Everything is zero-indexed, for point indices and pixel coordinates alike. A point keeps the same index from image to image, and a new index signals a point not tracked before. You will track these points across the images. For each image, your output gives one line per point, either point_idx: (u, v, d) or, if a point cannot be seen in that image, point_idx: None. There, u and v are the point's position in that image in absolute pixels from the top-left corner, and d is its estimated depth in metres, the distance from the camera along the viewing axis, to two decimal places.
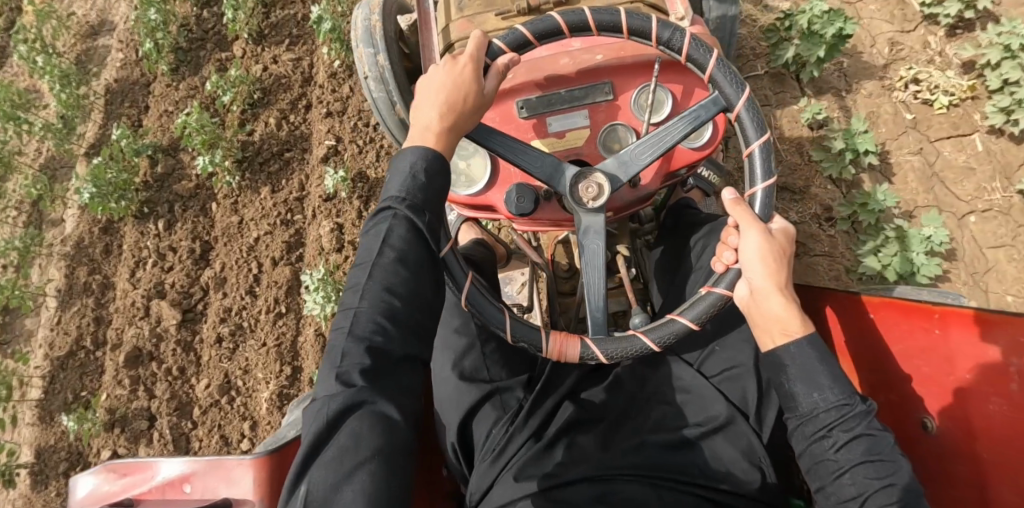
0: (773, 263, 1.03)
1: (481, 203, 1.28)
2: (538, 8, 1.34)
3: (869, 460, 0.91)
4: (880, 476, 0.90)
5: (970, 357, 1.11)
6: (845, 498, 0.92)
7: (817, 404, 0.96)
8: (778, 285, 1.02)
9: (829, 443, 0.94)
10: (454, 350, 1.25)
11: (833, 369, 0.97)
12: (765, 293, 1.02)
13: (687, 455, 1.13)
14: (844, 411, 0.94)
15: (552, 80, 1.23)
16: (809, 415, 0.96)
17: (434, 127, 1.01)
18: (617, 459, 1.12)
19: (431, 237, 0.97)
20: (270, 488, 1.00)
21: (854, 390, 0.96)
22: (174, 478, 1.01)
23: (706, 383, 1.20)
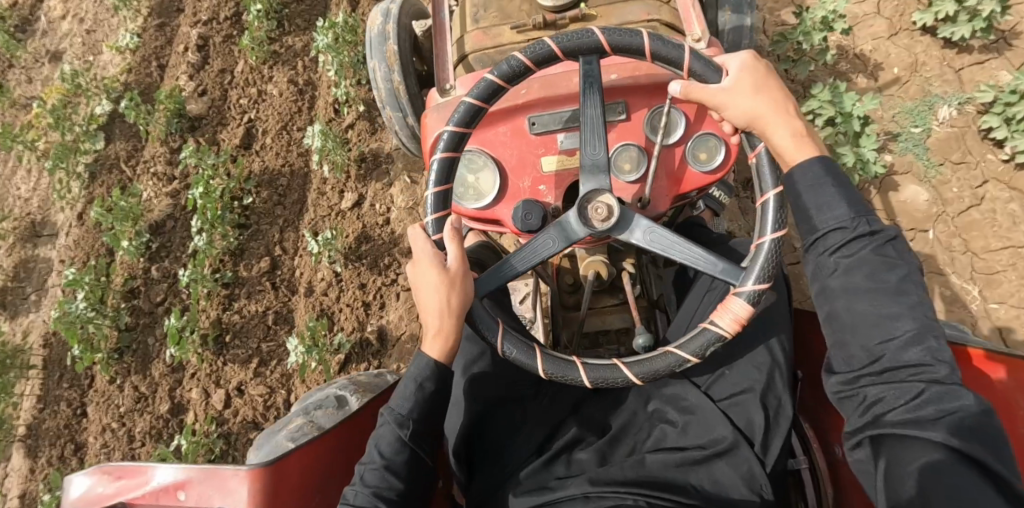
0: (757, 93, 1.06)
1: (488, 217, 1.27)
2: (553, 23, 1.33)
3: (872, 289, 0.90)
4: (887, 323, 0.88)
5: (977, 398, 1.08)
6: (846, 333, 0.92)
7: (822, 227, 0.95)
8: (767, 106, 1.04)
9: (832, 270, 0.93)
10: (465, 355, 1.24)
11: (845, 191, 0.95)
12: (761, 120, 1.04)
13: (686, 475, 1.11)
14: (847, 234, 0.92)
15: (564, 98, 1.23)
16: (815, 235, 0.96)
17: (433, 335, 1.11)
18: (614, 474, 1.11)
19: (419, 445, 1.09)
20: (264, 501, 0.99)
21: (863, 213, 0.93)
22: (169, 484, 1.01)
23: (711, 405, 1.16)
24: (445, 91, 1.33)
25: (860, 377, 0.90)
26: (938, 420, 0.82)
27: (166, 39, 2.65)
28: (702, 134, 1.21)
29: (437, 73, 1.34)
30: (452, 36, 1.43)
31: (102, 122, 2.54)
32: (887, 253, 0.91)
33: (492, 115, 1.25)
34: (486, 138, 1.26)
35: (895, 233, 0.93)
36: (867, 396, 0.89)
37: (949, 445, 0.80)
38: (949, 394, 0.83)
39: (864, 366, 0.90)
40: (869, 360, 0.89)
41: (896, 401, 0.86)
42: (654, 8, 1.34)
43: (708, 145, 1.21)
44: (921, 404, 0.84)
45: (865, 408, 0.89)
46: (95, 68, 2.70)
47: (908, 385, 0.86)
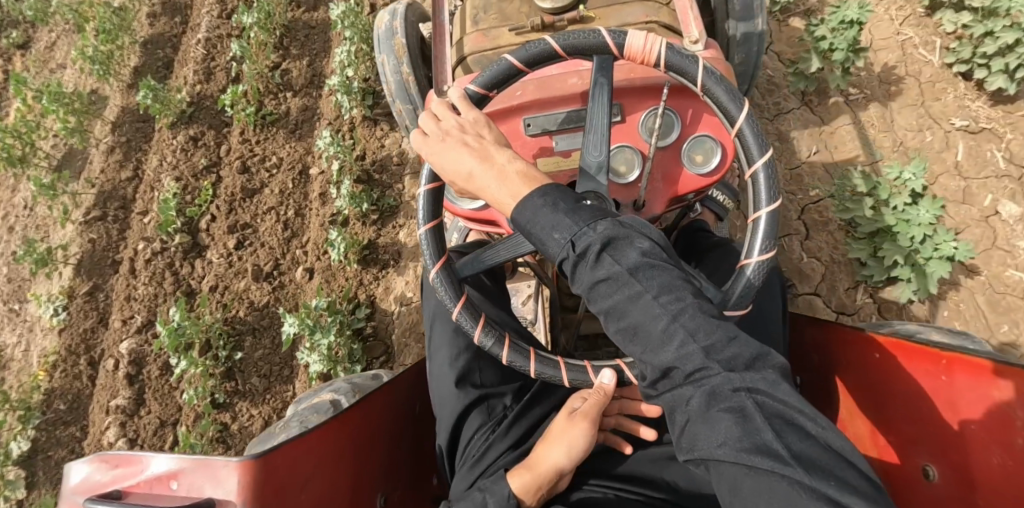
0: (438, 144, 1.03)
1: (483, 217, 1.28)
2: (551, 25, 1.34)
3: (626, 303, 0.85)
4: (656, 333, 0.83)
5: (976, 407, 1.07)
6: (633, 351, 0.86)
7: (553, 250, 0.89)
8: (465, 144, 1.01)
9: (589, 294, 0.87)
10: (451, 348, 1.24)
11: (560, 209, 0.89)
12: (470, 169, 1.00)
13: (664, 473, 1.14)
14: (574, 255, 0.87)
15: (560, 100, 1.24)
16: (552, 264, 0.91)
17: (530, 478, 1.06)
18: (594, 469, 1.15)
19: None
20: (254, 492, 1.02)
21: (578, 221, 0.88)
22: (162, 474, 1.04)
23: None
24: (442, 93, 1.35)
25: (659, 391, 0.84)
26: (731, 425, 0.76)
27: (98, 315, 2.32)
28: (697, 136, 1.20)
29: (435, 76, 1.38)
30: (452, 42, 1.44)
31: (35, 416, 2.20)
32: (609, 272, 0.85)
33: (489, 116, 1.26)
34: None
35: (602, 237, 0.86)
36: (669, 411, 0.83)
37: (741, 456, 0.75)
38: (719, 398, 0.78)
39: (660, 378, 0.83)
40: (658, 382, 0.84)
41: (683, 414, 0.81)
42: (654, 9, 1.34)
43: (704, 147, 1.20)
44: (715, 407, 0.78)
45: (672, 427, 0.83)
46: (25, 312, 2.43)
47: (698, 388, 0.79)
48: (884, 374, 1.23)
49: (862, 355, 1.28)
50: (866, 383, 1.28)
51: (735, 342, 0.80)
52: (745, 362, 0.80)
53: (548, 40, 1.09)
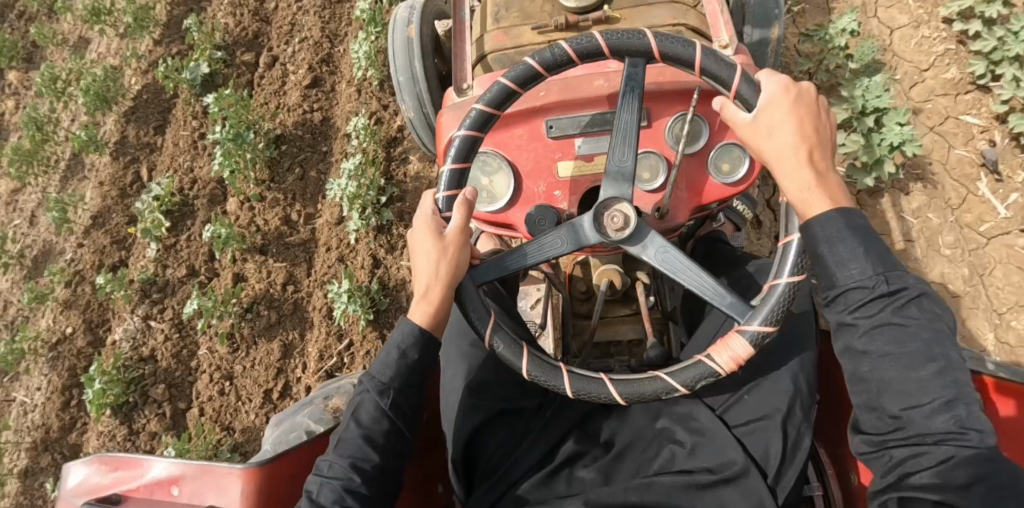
0: (786, 128, 0.95)
1: (500, 220, 1.24)
2: (576, 25, 1.30)
3: (899, 351, 0.83)
4: (898, 356, 0.83)
5: (1015, 438, 1.00)
6: (900, 389, 0.82)
7: (850, 279, 0.86)
8: (796, 149, 0.94)
9: (856, 331, 0.86)
10: (468, 362, 1.21)
11: (856, 238, 0.87)
12: (784, 158, 0.94)
13: (692, 501, 1.06)
14: (871, 290, 0.85)
15: (585, 102, 1.19)
16: (834, 291, 0.88)
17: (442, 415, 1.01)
18: (617, 496, 1.07)
19: (398, 416, 1.07)
20: (258, 502, 0.97)
21: (885, 266, 0.85)
22: (163, 478, 1.00)
23: (725, 429, 1.11)
24: (462, 90, 1.31)
25: (885, 439, 0.84)
26: (970, 487, 0.75)
27: None
28: (725, 144, 1.17)
29: (455, 74, 1.32)
30: (473, 38, 1.40)
31: None
32: (852, 271, 0.87)
33: (511, 116, 1.22)
34: (504, 141, 1.23)
35: (920, 291, 0.85)
36: (895, 458, 0.82)
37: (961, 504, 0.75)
38: (907, 336, 0.83)
39: (892, 426, 0.83)
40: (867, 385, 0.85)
41: (924, 452, 0.79)
42: (681, 12, 1.31)
43: (731, 156, 1.17)
44: (989, 485, 0.75)
45: (889, 467, 0.83)
46: None
47: (960, 453, 0.77)
48: None
49: None
50: None
51: (957, 384, 0.81)
52: (987, 439, 0.78)
53: (534, 58, 1.09)
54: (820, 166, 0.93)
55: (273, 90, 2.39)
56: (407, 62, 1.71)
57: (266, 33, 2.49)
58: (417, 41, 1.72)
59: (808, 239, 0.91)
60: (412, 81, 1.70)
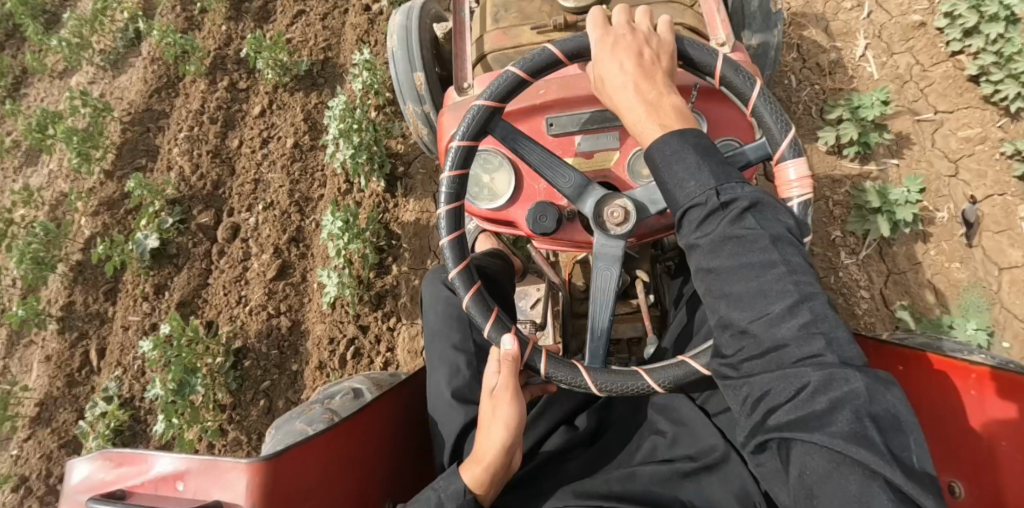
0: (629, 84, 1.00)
1: (502, 218, 1.26)
2: (574, 25, 1.32)
3: (745, 269, 0.83)
4: (798, 310, 0.80)
5: (1006, 423, 1.05)
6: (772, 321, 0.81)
7: (690, 197, 0.88)
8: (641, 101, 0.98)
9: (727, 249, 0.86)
10: (449, 366, 1.22)
11: (703, 158, 0.89)
12: (634, 109, 0.98)
13: (675, 490, 1.08)
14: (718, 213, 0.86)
15: (584, 100, 1.21)
16: (678, 210, 0.90)
17: (483, 463, 1.05)
18: (600, 486, 1.10)
19: None
20: (262, 496, 0.98)
21: (720, 180, 0.87)
22: (168, 474, 1.00)
23: (705, 420, 1.14)
24: (462, 90, 1.32)
25: (746, 371, 0.84)
26: (830, 412, 0.76)
27: None
28: (724, 139, 1.17)
29: (456, 73, 1.34)
30: (472, 39, 1.42)
31: None
32: (748, 223, 0.85)
33: (511, 114, 1.23)
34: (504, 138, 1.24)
35: (753, 199, 0.86)
36: (755, 387, 0.82)
37: (839, 442, 0.74)
38: (831, 318, 0.80)
39: (756, 362, 0.82)
40: (756, 335, 0.82)
41: (782, 393, 0.79)
42: (678, 10, 1.32)
43: (730, 152, 1.18)
44: (858, 413, 0.75)
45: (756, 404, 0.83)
46: None
47: (822, 377, 0.77)
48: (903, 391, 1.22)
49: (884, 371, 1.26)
50: None
51: (845, 345, 0.79)
52: (859, 364, 0.79)
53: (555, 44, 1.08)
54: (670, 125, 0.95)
55: (233, 278, 2.21)
56: (408, 66, 1.72)
57: (226, 186, 2.35)
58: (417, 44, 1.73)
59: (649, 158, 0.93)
60: (415, 86, 1.73)
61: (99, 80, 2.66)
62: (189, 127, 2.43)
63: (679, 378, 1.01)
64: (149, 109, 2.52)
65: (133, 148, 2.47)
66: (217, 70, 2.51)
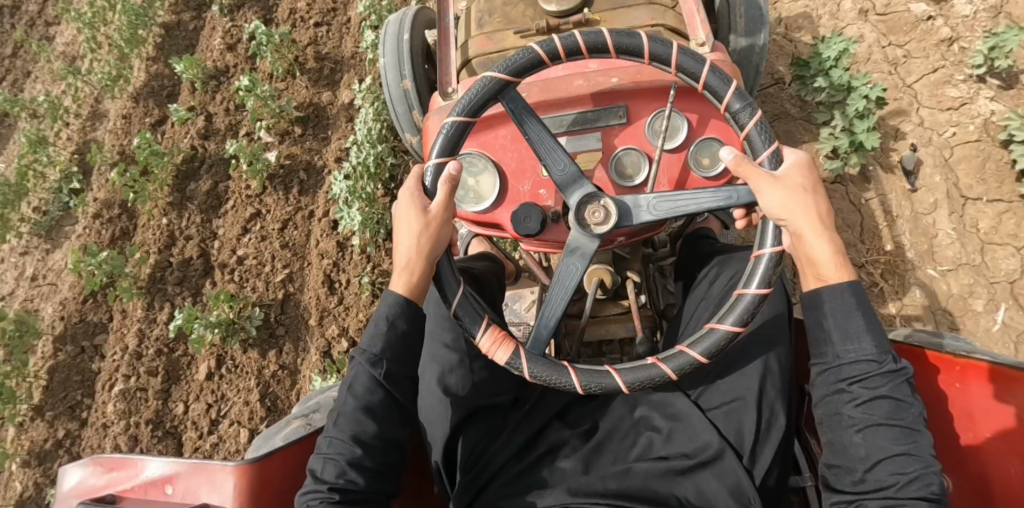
0: (802, 196, 1.00)
1: (488, 220, 1.26)
2: (557, 28, 1.34)
3: (887, 419, 0.90)
4: (850, 332, 0.95)
5: (989, 415, 1.05)
6: (879, 448, 0.90)
7: (845, 356, 0.95)
8: (815, 220, 0.99)
9: (848, 398, 0.93)
10: (442, 363, 1.20)
11: (856, 313, 0.95)
12: (804, 229, 0.99)
13: (671, 487, 1.09)
14: (869, 368, 0.93)
15: (566, 102, 1.22)
16: (836, 361, 0.95)
17: (405, 270, 1.10)
18: (597, 485, 1.10)
19: (396, 384, 1.09)
20: (250, 498, 0.99)
21: (886, 350, 0.94)
22: (158, 478, 1.01)
23: (699, 413, 1.14)
24: (447, 94, 1.34)
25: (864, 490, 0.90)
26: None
27: None
28: (704, 139, 1.18)
29: (441, 78, 1.36)
30: (457, 45, 1.44)
31: None
32: (904, 390, 0.92)
33: (494, 118, 1.25)
34: (487, 141, 1.25)
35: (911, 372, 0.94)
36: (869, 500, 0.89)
37: None
38: (903, 408, 0.91)
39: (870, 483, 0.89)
40: (834, 366, 0.95)
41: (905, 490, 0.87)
42: (659, 13, 1.34)
43: (712, 150, 1.18)
44: None
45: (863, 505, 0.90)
46: None
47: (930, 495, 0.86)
48: None
49: None
50: None
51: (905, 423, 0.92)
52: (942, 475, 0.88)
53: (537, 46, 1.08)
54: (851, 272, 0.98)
55: None
56: (398, 74, 1.74)
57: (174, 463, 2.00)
58: (408, 51, 1.76)
59: (814, 310, 0.99)
60: (404, 94, 1.75)
61: (30, 251, 2.45)
62: (126, 372, 2.11)
63: (646, 379, 1.03)
64: (82, 319, 2.24)
65: (65, 378, 2.16)
66: (156, 289, 2.21)
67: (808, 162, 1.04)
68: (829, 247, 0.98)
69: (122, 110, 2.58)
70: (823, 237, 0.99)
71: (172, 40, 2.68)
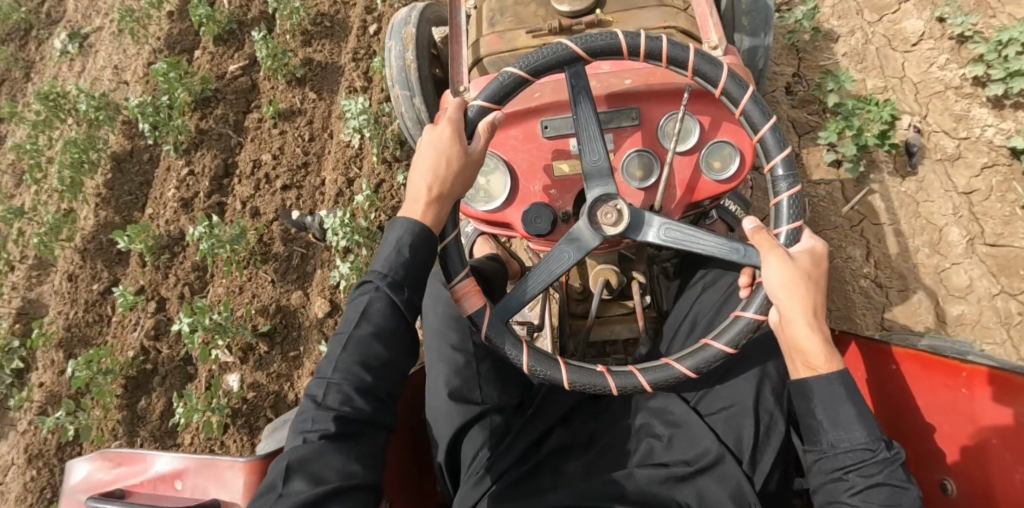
0: (802, 286, 0.97)
1: (498, 220, 1.26)
2: (569, 29, 1.34)
3: (886, 506, 0.88)
4: (839, 421, 0.94)
5: (997, 420, 1.05)
6: None
7: (839, 443, 0.93)
8: (806, 310, 0.97)
9: (845, 486, 0.91)
10: (448, 365, 1.20)
11: (848, 399, 0.94)
12: (794, 318, 0.97)
13: (673, 492, 1.10)
14: (864, 456, 0.91)
15: None
16: (829, 449, 0.94)
17: (422, 198, 1.05)
18: (599, 490, 1.11)
19: (410, 312, 1.02)
20: (259, 494, 0.99)
21: (878, 435, 0.92)
22: (167, 473, 1.01)
23: (699, 419, 1.14)
24: (458, 93, 1.34)
25: None
26: None
27: None
28: (716, 142, 1.19)
29: (451, 76, 1.36)
30: (468, 43, 1.44)
31: None
32: (899, 474, 0.90)
33: (505, 118, 1.25)
34: (498, 141, 1.25)
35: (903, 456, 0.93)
36: None
37: None
38: (900, 493, 0.89)
39: None
40: (829, 455, 0.94)
41: None
42: (671, 15, 1.34)
43: (723, 154, 1.19)
44: None
45: None
46: None
47: None
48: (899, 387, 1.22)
49: (881, 367, 1.25)
50: (883, 395, 1.26)
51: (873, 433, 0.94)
52: None
53: (569, 42, 1.09)
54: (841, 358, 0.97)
55: None
56: (405, 72, 1.73)
57: None
58: (415, 49, 1.74)
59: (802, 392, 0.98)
60: (410, 91, 1.73)
61: None
62: None
63: (659, 379, 1.05)
64: None
65: None
66: None
67: (824, 253, 1.03)
68: (820, 342, 0.96)
69: (69, 266, 2.27)
70: (814, 330, 0.97)
71: (115, 198, 2.34)
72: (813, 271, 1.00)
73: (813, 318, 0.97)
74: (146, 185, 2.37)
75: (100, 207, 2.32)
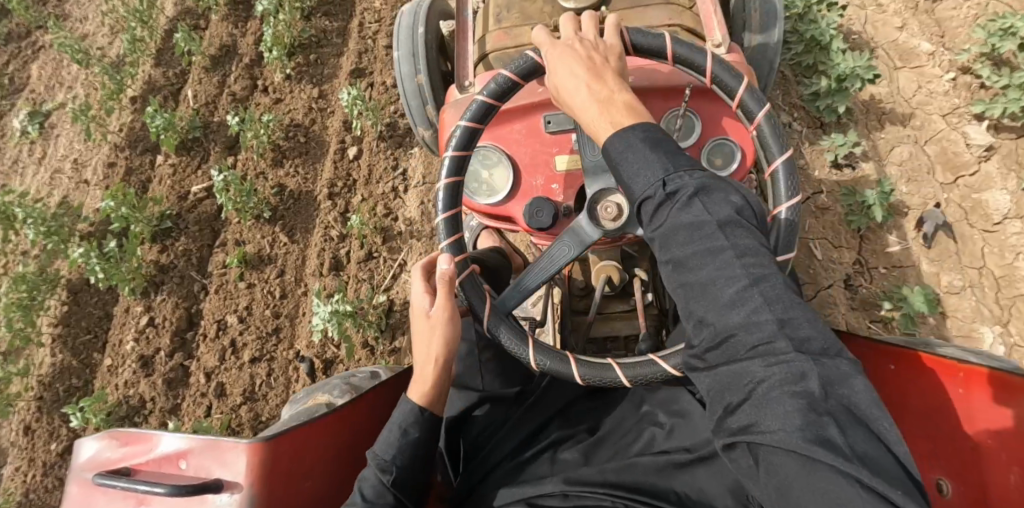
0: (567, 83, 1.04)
1: (500, 213, 1.28)
2: None
3: (705, 254, 0.84)
4: (643, 166, 0.92)
5: (992, 421, 1.06)
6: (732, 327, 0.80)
7: (649, 190, 0.90)
8: (586, 82, 1.02)
9: (678, 239, 0.86)
10: None
11: (655, 150, 0.92)
12: (578, 92, 1.03)
13: (670, 481, 1.07)
14: (693, 198, 0.87)
15: None
16: (639, 204, 0.92)
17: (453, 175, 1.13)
18: (595, 476, 1.09)
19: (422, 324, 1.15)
20: (261, 475, 1.01)
21: (677, 171, 0.90)
22: (171, 453, 1.04)
23: (702, 411, 1.14)
24: (464, 87, 1.37)
25: (719, 367, 0.82)
26: (786, 393, 0.75)
27: None
28: (717, 139, 1.20)
29: (457, 71, 1.38)
30: (475, 39, 1.45)
31: None
32: (694, 209, 0.86)
33: (509, 113, 1.27)
34: (502, 135, 1.27)
35: (700, 187, 0.88)
36: (727, 387, 0.80)
37: (800, 432, 0.72)
38: (730, 238, 0.84)
39: (723, 355, 0.82)
40: (662, 204, 0.89)
41: (750, 378, 0.78)
42: (676, 13, 1.35)
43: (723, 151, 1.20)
44: (815, 394, 0.75)
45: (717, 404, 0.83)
46: None
47: (794, 361, 0.76)
48: (897, 388, 1.23)
49: (878, 369, 1.26)
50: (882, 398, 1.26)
51: (812, 325, 0.79)
52: (819, 347, 0.78)
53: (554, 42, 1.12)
54: (619, 121, 0.98)
55: None
56: (412, 69, 1.76)
57: None
58: (423, 45, 1.77)
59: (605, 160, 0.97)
60: (417, 87, 1.77)
61: None
62: None
63: (642, 376, 1.04)
64: None
65: None
66: None
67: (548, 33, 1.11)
68: (596, 105, 1.01)
69: (25, 419, 2.12)
70: (606, 108, 1.00)
71: (71, 336, 2.21)
72: (582, 51, 1.06)
73: (597, 87, 1.02)
74: (105, 319, 2.23)
75: (69, 308, 2.21)
